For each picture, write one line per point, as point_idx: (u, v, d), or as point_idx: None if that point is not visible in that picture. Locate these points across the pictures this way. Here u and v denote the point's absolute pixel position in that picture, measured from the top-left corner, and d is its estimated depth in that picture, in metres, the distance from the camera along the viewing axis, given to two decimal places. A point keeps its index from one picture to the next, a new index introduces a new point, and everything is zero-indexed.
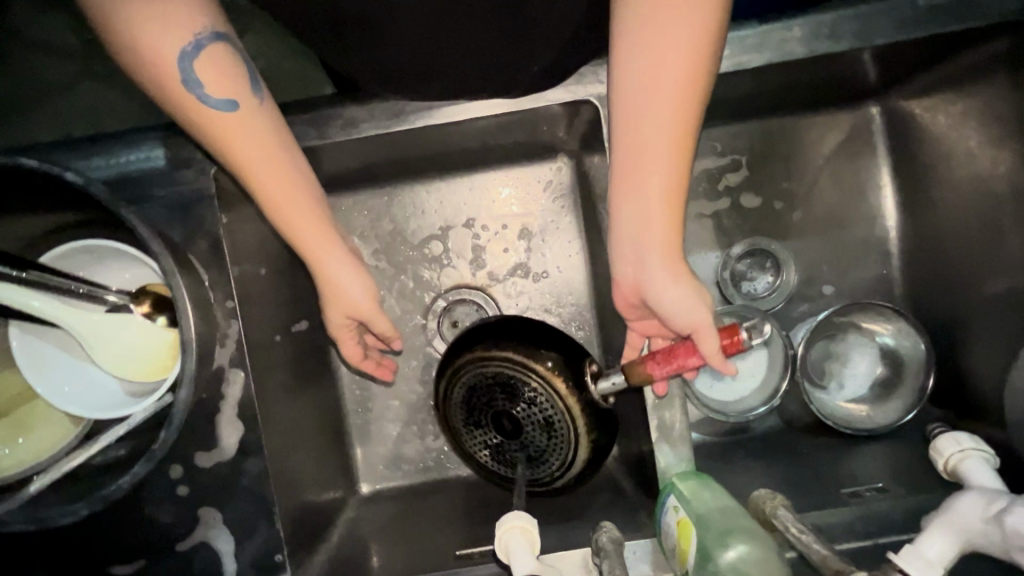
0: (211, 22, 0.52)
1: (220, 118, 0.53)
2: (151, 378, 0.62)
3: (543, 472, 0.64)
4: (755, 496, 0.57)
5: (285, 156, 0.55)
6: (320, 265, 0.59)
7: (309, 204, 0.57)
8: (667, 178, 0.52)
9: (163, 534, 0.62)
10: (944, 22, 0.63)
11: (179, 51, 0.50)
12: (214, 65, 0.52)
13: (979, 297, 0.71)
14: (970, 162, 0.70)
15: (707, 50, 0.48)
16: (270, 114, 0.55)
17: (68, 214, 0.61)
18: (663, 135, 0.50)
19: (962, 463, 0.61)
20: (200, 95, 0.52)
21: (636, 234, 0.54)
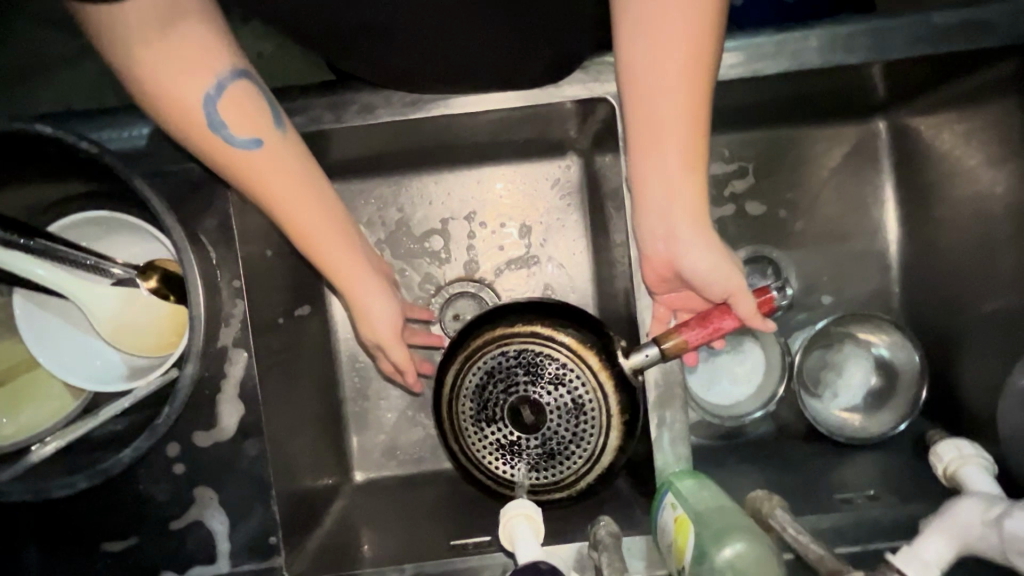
0: (230, 62, 0.51)
1: (246, 157, 0.52)
2: (153, 354, 0.61)
3: (566, 464, 0.61)
4: (753, 496, 0.58)
5: (313, 185, 0.55)
6: (352, 292, 0.60)
7: (338, 233, 0.58)
8: (692, 153, 0.53)
9: (158, 512, 0.61)
10: (958, 41, 0.63)
11: (202, 95, 0.50)
12: (237, 102, 0.52)
13: (976, 313, 0.72)
14: (973, 181, 0.71)
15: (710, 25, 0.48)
16: (296, 146, 0.55)
17: (75, 185, 0.60)
18: (681, 116, 0.51)
19: (961, 469, 0.58)
20: (226, 135, 0.51)
21: (664, 211, 0.55)
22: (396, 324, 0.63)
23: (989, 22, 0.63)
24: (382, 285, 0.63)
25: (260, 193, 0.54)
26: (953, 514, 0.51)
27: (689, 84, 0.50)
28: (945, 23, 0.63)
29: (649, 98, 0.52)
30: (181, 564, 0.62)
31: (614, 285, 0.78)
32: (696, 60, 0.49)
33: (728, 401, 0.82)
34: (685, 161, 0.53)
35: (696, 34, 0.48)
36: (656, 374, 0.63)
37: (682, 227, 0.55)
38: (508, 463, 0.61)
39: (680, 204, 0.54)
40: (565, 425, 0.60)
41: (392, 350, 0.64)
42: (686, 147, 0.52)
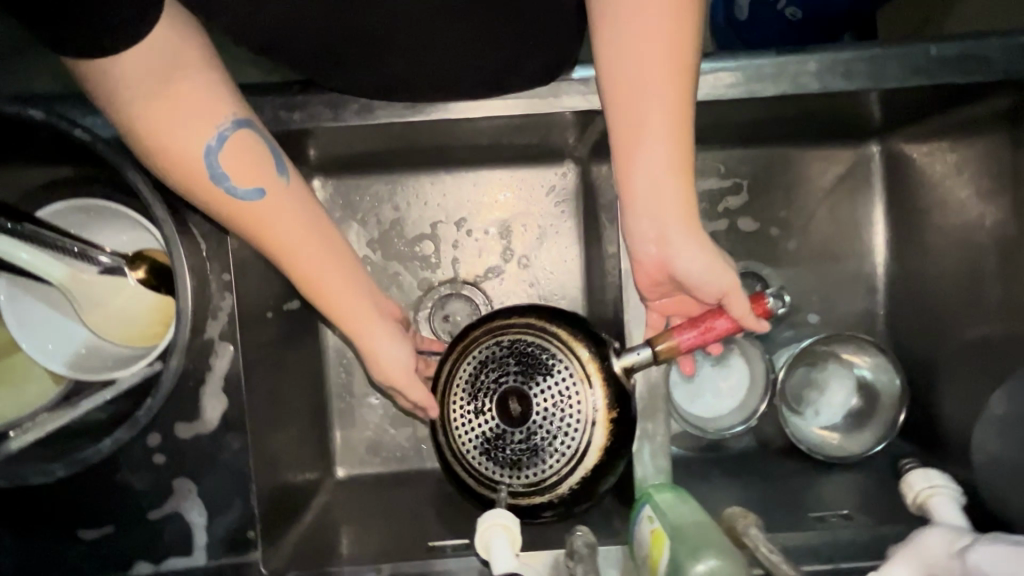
0: (230, 111, 0.51)
1: (252, 207, 0.52)
2: (138, 344, 0.61)
3: (550, 464, 0.57)
4: (729, 512, 0.58)
5: (319, 229, 0.55)
6: (362, 337, 0.59)
7: (348, 279, 0.57)
8: (679, 151, 0.51)
9: (135, 502, 0.61)
10: (953, 73, 0.64)
11: (202, 147, 0.50)
12: (240, 151, 0.51)
13: (957, 340, 0.74)
14: (961, 211, 0.73)
15: (687, 37, 0.48)
16: (300, 194, 0.54)
17: (67, 169, 0.60)
18: (666, 114, 0.50)
19: (931, 500, 0.57)
20: (228, 187, 0.51)
21: (653, 210, 0.53)
22: (407, 367, 0.60)
23: (985, 57, 0.64)
24: (394, 328, 0.61)
25: (266, 241, 0.53)
26: (922, 543, 0.52)
27: (672, 82, 0.49)
28: (943, 54, 0.64)
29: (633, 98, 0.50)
30: (157, 554, 0.61)
31: (605, 295, 0.78)
32: (678, 57, 0.48)
33: (711, 415, 0.83)
34: (673, 158, 0.51)
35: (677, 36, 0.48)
36: (641, 386, 0.64)
37: (670, 226, 0.53)
38: (490, 460, 0.57)
39: (668, 202, 0.52)
40: (554, 422, 0.57)
41: (408, 393, 0.61)
42: (673, 144, 0.51)
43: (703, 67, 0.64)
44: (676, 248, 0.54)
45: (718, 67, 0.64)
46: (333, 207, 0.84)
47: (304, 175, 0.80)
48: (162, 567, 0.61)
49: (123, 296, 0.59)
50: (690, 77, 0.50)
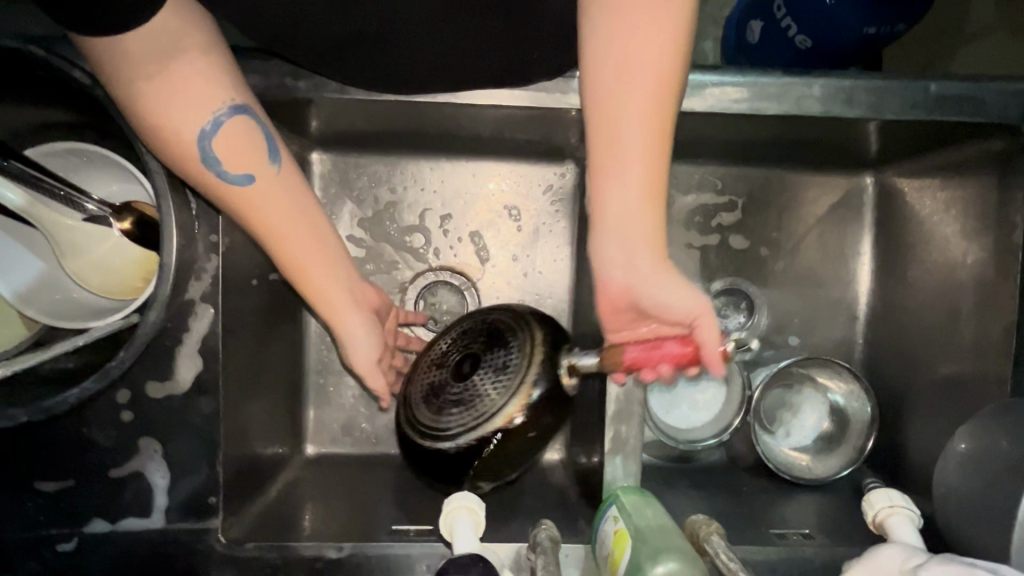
0: (227, 96, 0.50)
1: (242, 193, 0.51)
2: (114, 297, 0.60)
3: (461, 421, 0.60)
4: (693, 519, 0.59)
5: (310, 217, 0.54)
6: (338, 326, 0.59)
7: (333, 268, 0.57)
8: (652, 175, 0.49)
9: (98, 458, 0.60)
10: (952, 111, 0.65)
11: (196, 131, 0.49)
12: (234, 137, 0.50)
13: (930, 374, 0.75)
14: (945, 249, 0.74)
15: (677, 61, 0.47)
16: (294, 182, 0.53)
17: (61, 113, 0.58)
18: (645, 132, 0.48)
19: (889, 519, 0.59)
20: (219, 172, 0.50)
21: (621, 234, 0.50)
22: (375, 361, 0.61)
23: (982, 99, 0.65)
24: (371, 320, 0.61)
25: (256, 227, 0.53)
26: (874, 561, 0.52)
27: (654, 103, 0.47)
28: (942, 92, 0.65)
29: (613, 116, 0.48)
30: (114, 513, 0.60)
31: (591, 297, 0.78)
32: (657, 77, 0.47)
33: (685, 425, 0.83)
34: (646, 182, 0.49)
35: (664, 57, 0.46)
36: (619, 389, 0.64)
37: (638, 253, 0.50)
38: (427, 404, 0.64)
39: (640, 229, 0.50)
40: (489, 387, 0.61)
41: (371, 383, 0.62)
42: (648, 165, 0.49)
43: (711, 79, 0.65)
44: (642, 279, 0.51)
45: (727, 80, 0.65)
46: (329, 183, 0.84)
47: (303, 147, 0.80)
48: (119, 526, 0.60)
49: (106, 246, 0.59)
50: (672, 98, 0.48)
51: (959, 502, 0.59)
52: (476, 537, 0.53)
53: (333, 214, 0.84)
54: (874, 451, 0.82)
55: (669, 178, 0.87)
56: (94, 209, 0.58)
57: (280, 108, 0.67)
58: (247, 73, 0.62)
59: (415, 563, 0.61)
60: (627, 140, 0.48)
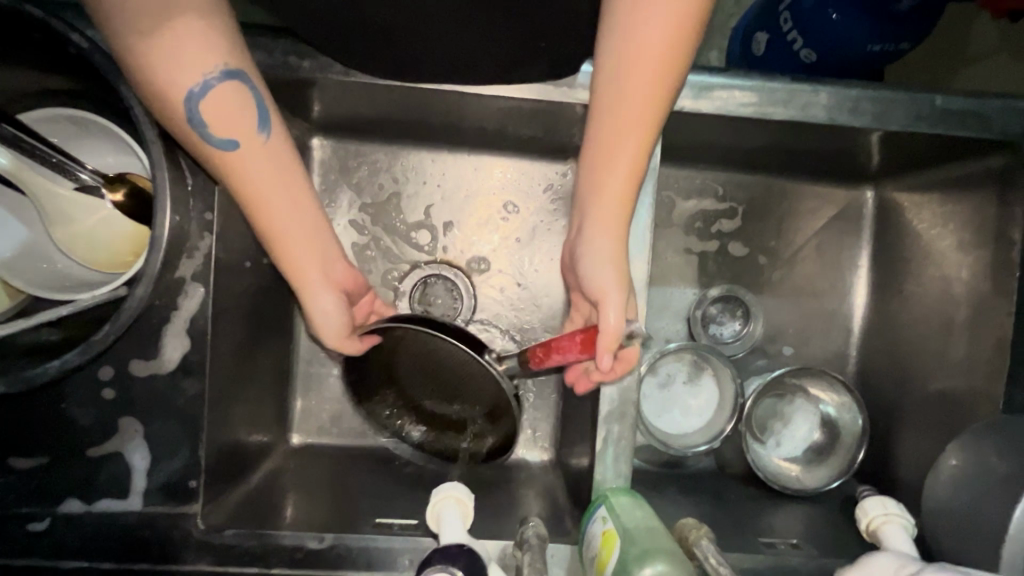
0: (221, 61, 0.47)
1: (225, 159, 0.50)
2: (105, 271, 0.58)
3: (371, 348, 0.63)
4: (682, 522, 0.58)
5: (292, 188, 0.52)
6: (306, 300, 0.57)
7: (312, 241, 0.55)
8: (629, 155, 0.54)
9: (76, 435, 0.58)
10: (957, 125, 0.65)
11: (184, 90, 0.47)
12: (223, 102, 0.48)
13: (923, 389, 0.75)
14: (943, 264, 0.74)
15: (681, 47, 0.50)
16: (279, 154, 0.51)
17: (58, 80, 0.57)
18: (641, 106, 0.52)
19: (883, 528, 0.59)
20: (203, 133, 0.48)
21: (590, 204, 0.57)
22: (343, 334, 0.59)
23: (987, 115, 0.66)
24: (342, 297, 0.58)
25: (237, 190, 0.51)
26: (866, 569, 0.52)
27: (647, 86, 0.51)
28: (947, 106, 0.65)
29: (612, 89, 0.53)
30: (91, 493, 0.59)
31: None
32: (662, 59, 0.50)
33: (676, 431, 0.83)
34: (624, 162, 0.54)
35: (666, 36, 0.49)
36: (613, 389, 0.63)
37: (599, 227, 0.56)
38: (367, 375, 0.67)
39: (607, 203, 0.55)
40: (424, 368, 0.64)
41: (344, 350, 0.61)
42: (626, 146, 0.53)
43: (719, 81, 0.64)
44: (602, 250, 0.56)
45: (734, 83, 0.65)
46: (328, 170, 0.83)
47: (304, 132, 0.79)
48: (94, 507, 0.59)
49: (98, 216, 0.57)
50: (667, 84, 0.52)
51: (949, 517, 0.59)
52: (464, 528, 0.52)
53: (330, 201, 0.83)
54: (863, 464, 0.82)
55: (671, 183, 0.87)
56: (87, 178, 0.57)
57: (281, 88, 0.66)
58: (251, 50, 0.61)
59: (397, 558, 0.59)
60: (624, 112, 0.53)
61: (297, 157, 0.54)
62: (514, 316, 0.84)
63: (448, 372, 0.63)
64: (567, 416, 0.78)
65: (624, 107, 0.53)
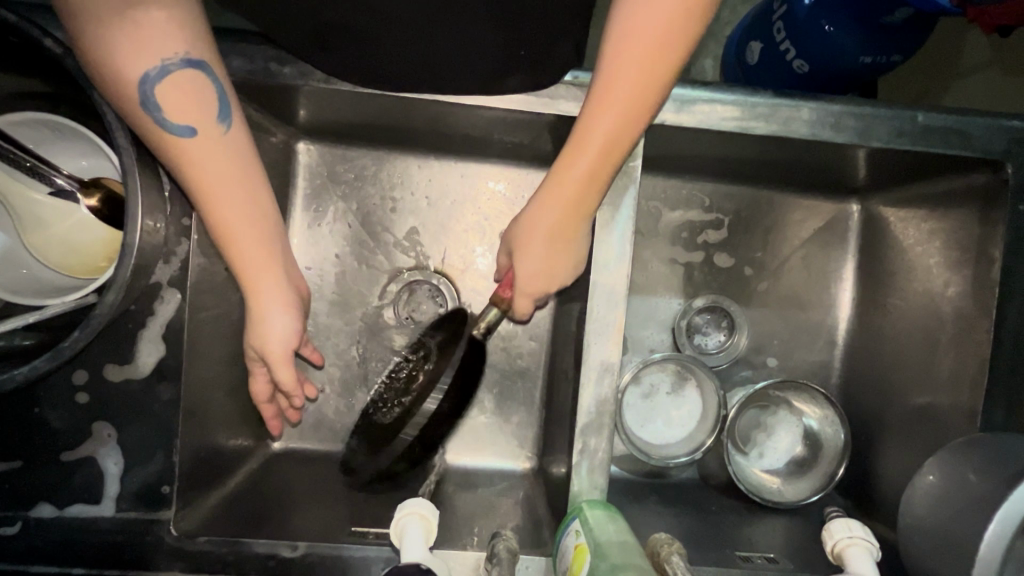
0: (183, 49, 0.47)
1: (181, 145, 0.49)
2: (78, 276, 0.58)
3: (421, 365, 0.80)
4: (655, 537, 0.58)
5: (249, 181, 0.52)
6: (256, 297, 0.56)
7: (263, 237, 0.54)
8: (627, 115, 0.52)
9: (49, 439, 0.58)
10: (941, 142, 0.66)
11: (141, 74, 0.46)
12: (181, 88, 0.48)
13: (904, 404, 0.76)
14: (926, 280, 0.75)
15: (682, 31, 0.49)
16: (238, 146, 0.51)
17: (35, 83, 0.57)
18: (635, 82, 0.51)
19: (847, 551, 0.58)
20: (157, 117, 0.48)
21: (569, 151, 0.55)
22: (286, 344, 0.58)
23: (970, 132, 0.66)
24: (292, 300, 0.58)
25: (189, 180, 0.50)
26: None
27: (659, 50, 0.50)
28: (930, 123, 0.65)
29: (625, 37, 0.50)
30: (63, 498, 0.58)
31: (570, 307, 0.76)
32: (682, 29, 0.49)
33: (659, 441, 0.83)
34: (614, 126, 0.52)
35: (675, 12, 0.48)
36: (590, 400, 0.63)
37: (558, 188, 0.56)
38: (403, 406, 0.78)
39: (589, 165, 0.54)
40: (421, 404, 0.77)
41: (277, 369, 0.59)
42: (625, 107, 0.52)
43: (701, 94, 0.65)
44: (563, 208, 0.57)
45: (716, 97, 0.65)
46: (315, 174, 0.82)
47: (290, 136, 0.78)
48: (67, 512, 0.58)
49: (72, 221, 0.57)
50: (679, 55, 0.50)
51: (922, 533, 0.59)
52: (427, 545, 0.52)
53: (316, 206, 0.83)
54: (845, 478, 0.82)
55: (658, 193, 0.87)
56: (63, 184, 0.57)
57: (264, 92, 0.65)
58: (231, 55, 0.61)
59: (371, 566, 0.59)
60: (622, 83, 0.51)
61: (256, 153, 0.53)
62: None
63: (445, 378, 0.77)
64: (549, 425, 0.78)
65: (624, 77, 0.51)
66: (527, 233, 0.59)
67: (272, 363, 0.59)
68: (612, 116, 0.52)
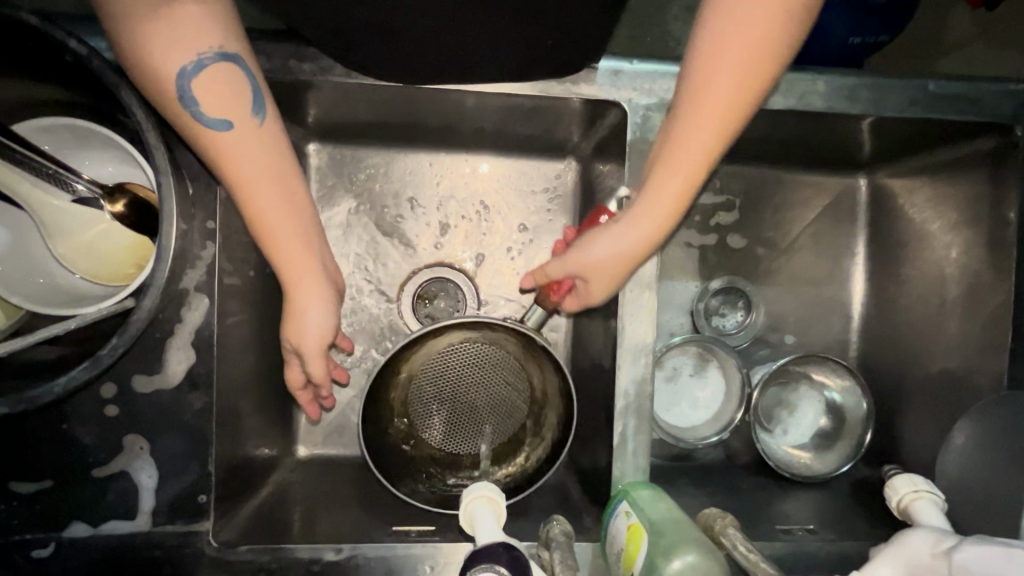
0: (216, 43, 0.47)
1: (217, 138, 0.49)
2: (108, 283, 0.58)
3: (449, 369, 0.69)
4: (706, 512, 0.60)
5: (283, 173, 0.52)
6: (294, 293, 0.55)
7: (297, 231, 0.53)
8: (725, 124, 0.50)
9: (79, 456, 0.56)
10: (950, 109, 0.67)
11: (177, 69, 0.46)
12: (217, 82, 0.47)
13: (925, 370, 0.77)
14: (939, 247, 0.76)
15: (782, 25, 0.47)
16: (271, 138, 0.50)
17: (54, 90, 0.56)
18: (733, 87, 0.49)
19: (914, 504, 0.58)
20: (195, 112, 0.47)
21: (660, 170, 0.52)
22: (325, 334, 0.57)
23: (977, 98, 0.67)
24: (330, 291, 0.57)
25: (226, 176, 0.50)
26: (903, 543, 0.49)
27: (752, 64, 0.48)
28: (942, 91, 0.67)
29: (722, 47, 0.48)
30: (98, 515, 0.56)
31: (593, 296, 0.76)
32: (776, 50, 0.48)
33: (685, 424, 0.83)
34: (715, 132, 0.50)
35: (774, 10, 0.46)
36: (627, 382, 0.63)
37: (649, 205, 0.53)
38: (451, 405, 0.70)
39: (673, 187, 0.52)
40: (452, 394, 0.70)
41: (311, 361, 0.59)
42: (725, 117, 0.50)
43: None
44: (642, 234, 0.54)
45: None
46: (325, 176, 0.81)
47: (300, 138, 0.78)
48: (101, 530, 0.56)
49: (99, 229, 0.57)
50: (775, 65, 0.49)
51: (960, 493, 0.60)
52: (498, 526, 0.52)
53: (326, 207, 0.81)
54: (869, 449, 0.83)
55: None
56: (85, 190, 0.57)
57: (279, 92, 0.65)
58: None
59: (418, 564, 0.58)
60: (720, 87, 0.49)
61: (289, 147, 0.53)
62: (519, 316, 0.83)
63: (457, 366, 0.69)
64: (576, 415, 0.78)
65: (720, 83, 0.49)
66: (602, 263, 0.56)
67: (305, 355, 0.58)
68: (712, 126, 0.50)
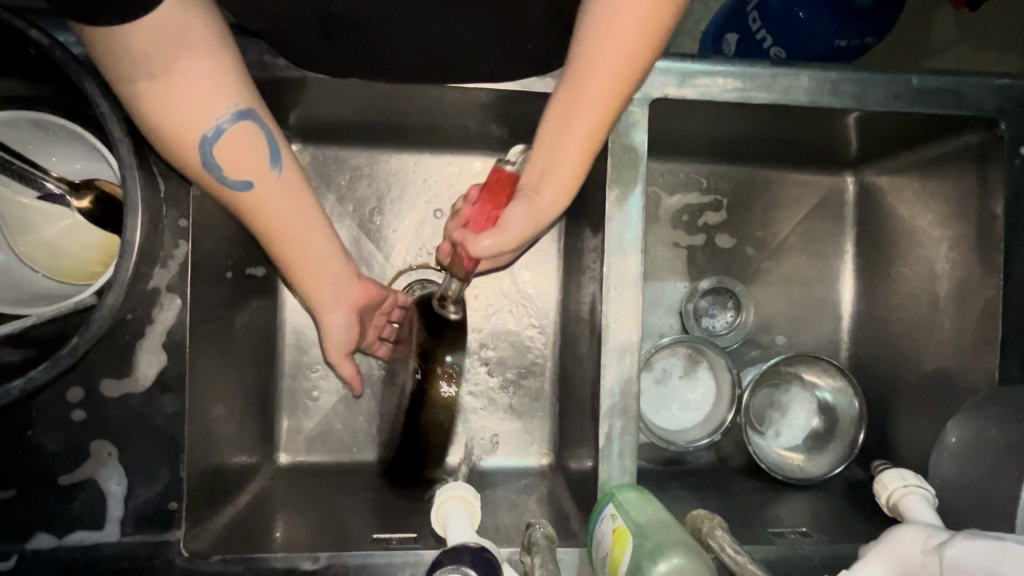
0: (231, 103, 0.47)
1: (242, 196, 0.50)
2: (73, 279, 0.57)
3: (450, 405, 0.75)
4: (694, 514, 0.58)
5: (310, 219, 0.54)
6: (321, 315, 0.62)
7: (321, 268, 0.58)
8: (615, 91, 0.52)
9: (45, 464, 0.54)
10: (934, 103, 0.66)
11: (197, 136, 0.47)
12: (238, 145, 0.48)
13: (917, 369, 0.76)
14: (928, 244, 0.76)
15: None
16: (292, 188, 0.52)
17: (23, 86, 0.55)
18: (616, 58, 0.50)
19: (905, 500, 0.56)
20: (219, 177, 0.49)
21: (557, 138, 0.54)
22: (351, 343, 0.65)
23: (963, 92, 0.67)
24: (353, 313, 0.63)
25: (256, 226, 0.53)
26: (894, 541, 0.47)
27: (630, 42, 0.49)
28: (926, 85, 0.67)
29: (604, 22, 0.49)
30: (61, 524, 0.54)
31: (579, 294, 0.75)
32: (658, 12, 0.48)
33: (675, 427, 0.81)
34: (604, 97, 0.52)
35: None
36: (613, 382, 0.62)
37: (552, 175, 0.55)
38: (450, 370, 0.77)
39: (567, 165, 0.54)
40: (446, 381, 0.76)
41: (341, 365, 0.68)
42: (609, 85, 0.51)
43: (701, 68, 0.65)
44: (543, 209, 0.57)
45: (717, 70, 0.65)
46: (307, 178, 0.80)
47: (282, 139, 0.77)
48: (66, 541, 0.54)
49: (65, 225, 0.57)
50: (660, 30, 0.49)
51: (954, 491, 0.59)
52: (472, 528, 0.50)
53: None
54: (863, 450, 0.81)
55: (656, 178, 0.86)
56: (52, 187, 0.56)
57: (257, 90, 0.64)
58: None
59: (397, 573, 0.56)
60: (604, 57, 0.50)
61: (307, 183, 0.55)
62: (505, 318, 0.81)
63: None
64: (564, 418, 0.77)
65: (604, 56, 0.50)
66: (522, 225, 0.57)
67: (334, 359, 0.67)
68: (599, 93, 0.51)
